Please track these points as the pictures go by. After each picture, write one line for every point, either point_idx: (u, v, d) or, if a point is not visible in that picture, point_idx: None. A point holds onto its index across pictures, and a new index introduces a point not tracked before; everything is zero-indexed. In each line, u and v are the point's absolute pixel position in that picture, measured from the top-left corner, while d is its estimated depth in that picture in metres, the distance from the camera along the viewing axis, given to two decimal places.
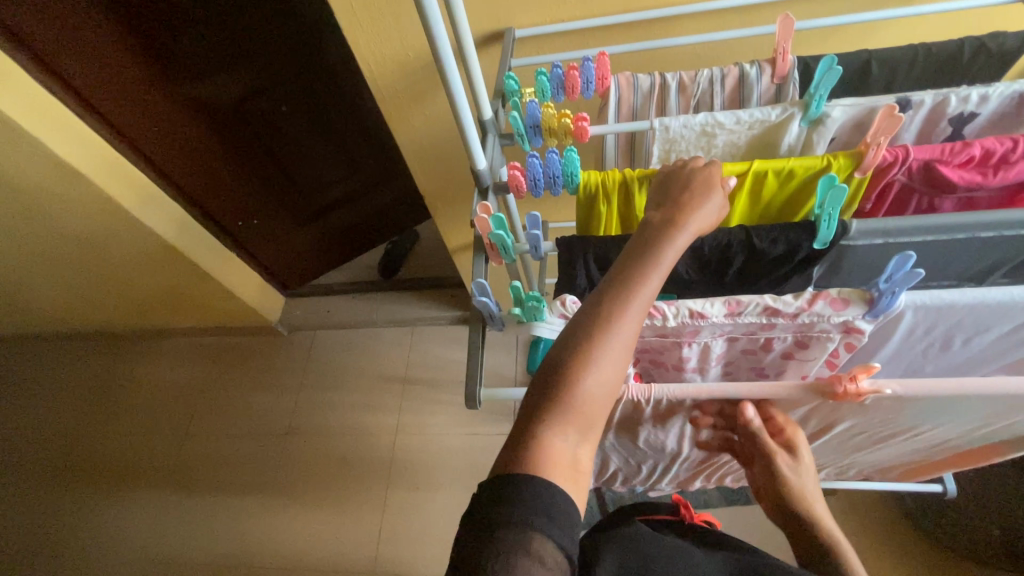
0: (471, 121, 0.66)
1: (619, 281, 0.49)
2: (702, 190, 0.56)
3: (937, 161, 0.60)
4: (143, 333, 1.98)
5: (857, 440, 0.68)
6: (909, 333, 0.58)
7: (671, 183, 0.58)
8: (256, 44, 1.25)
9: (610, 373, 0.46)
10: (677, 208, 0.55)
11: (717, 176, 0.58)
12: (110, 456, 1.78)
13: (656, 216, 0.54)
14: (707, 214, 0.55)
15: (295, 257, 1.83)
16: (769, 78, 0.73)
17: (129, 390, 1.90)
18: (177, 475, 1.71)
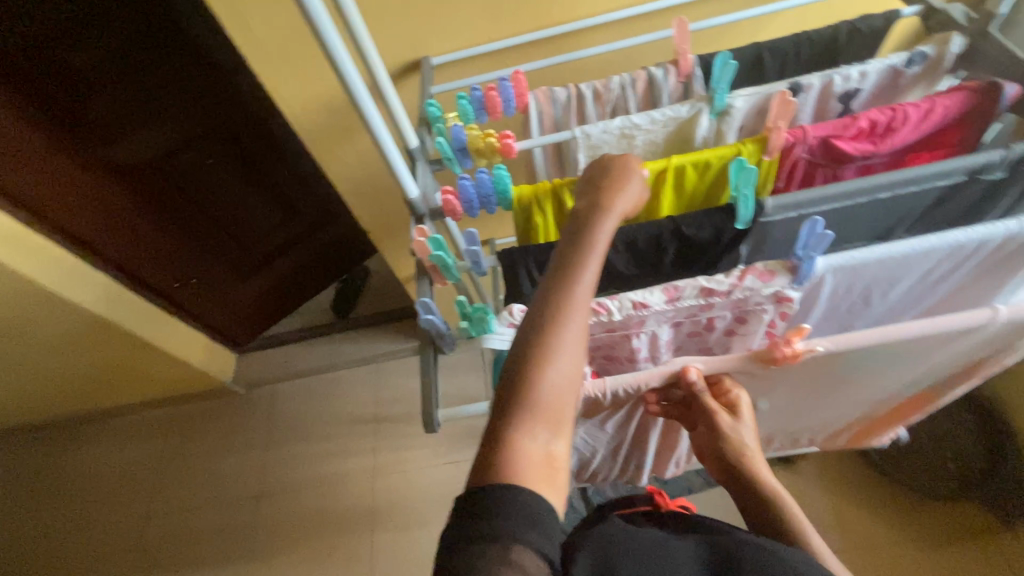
0: (395, 152, 0.67)
1: (561, 271, 0.51)
2: (623, 174, 0.59)
3: (832, 136, 0.65)
4: (78, 419, 1.84)
5: (807, 404, 0.72)
6: (834, 296, 0.62)
7: (592, 172, 0.60)
8: (173, 95, 1.22)
9: (568, 362, 0.47)
10: (601, 194, 0.57)
11: (633, 158, 0.61)
12: (53, 559, 1.63)
13: (583, 205, 0.57)
14: (630, 195, 0.58)
15: (241, 311, 1.75)
16: (675, 77, 0.78)
17: (68, 483, 1.76)
18: (135, 564, 1.58)
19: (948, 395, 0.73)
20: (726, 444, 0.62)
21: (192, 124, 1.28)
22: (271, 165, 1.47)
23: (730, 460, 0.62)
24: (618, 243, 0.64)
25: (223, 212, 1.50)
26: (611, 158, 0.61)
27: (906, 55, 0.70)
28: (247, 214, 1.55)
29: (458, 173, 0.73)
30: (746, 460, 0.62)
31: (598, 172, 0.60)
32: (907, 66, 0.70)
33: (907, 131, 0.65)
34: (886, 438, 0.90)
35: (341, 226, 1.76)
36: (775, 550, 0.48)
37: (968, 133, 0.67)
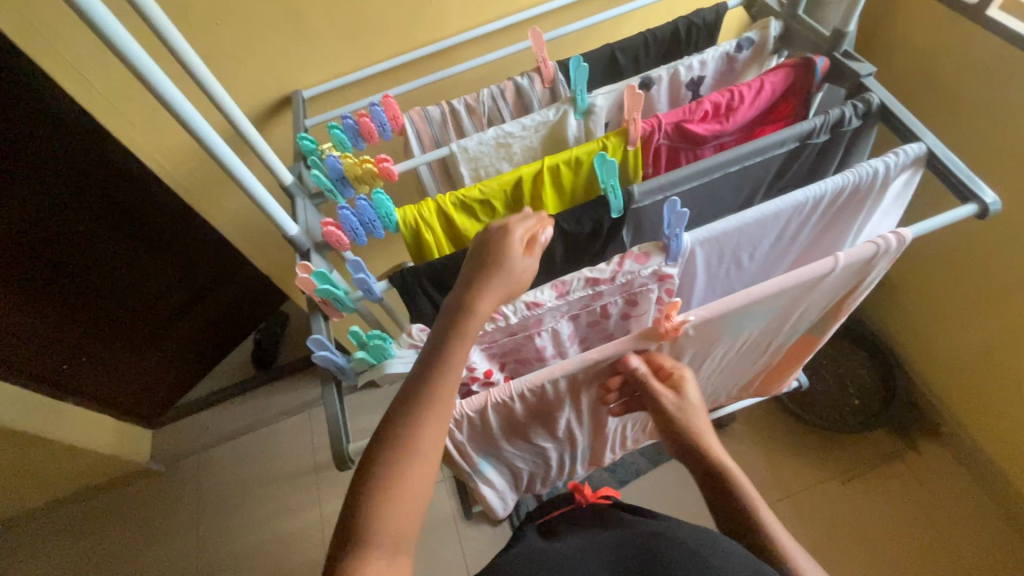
0: (268, 196, 0.63)
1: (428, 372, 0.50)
2: (500, 258, 0.55)
3: (683, 121, 0.71)
4: None
5: (709, 370, 0.77)
6: (709, 266, 0.67)
7: (475, 249, 0.56)
8: (28, 158, 1.08)
9: (416, 482, 0.46)
10: (474, 286, 0.54)
11: (516, 232, 0.56)
12: None
13: (457, 298, 0.53)
14: (508, 282, 0.55)
15: (140, 382, 1.59)
16: (540, 84, 0.81)
17: None
18: None
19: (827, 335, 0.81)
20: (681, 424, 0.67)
21: (56, 187, 1.14)
22: (163, 227, 1.36)
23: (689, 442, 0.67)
24: None
25: (113, 288, 1.35)
26: (492, 233, 0.56)
27: (735, 42, 0.77)
28: (142, 280, 1.40)
29: (340, 202, 0.72)
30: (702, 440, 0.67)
31: (475, 254, 0.56)
32: (738, 51, 0.78)
33: (746, 108, 0.72)
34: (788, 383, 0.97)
35: (248, 274, 1.65)
36: (658, 531, 0.61)
37: (797, 103, 0.75)
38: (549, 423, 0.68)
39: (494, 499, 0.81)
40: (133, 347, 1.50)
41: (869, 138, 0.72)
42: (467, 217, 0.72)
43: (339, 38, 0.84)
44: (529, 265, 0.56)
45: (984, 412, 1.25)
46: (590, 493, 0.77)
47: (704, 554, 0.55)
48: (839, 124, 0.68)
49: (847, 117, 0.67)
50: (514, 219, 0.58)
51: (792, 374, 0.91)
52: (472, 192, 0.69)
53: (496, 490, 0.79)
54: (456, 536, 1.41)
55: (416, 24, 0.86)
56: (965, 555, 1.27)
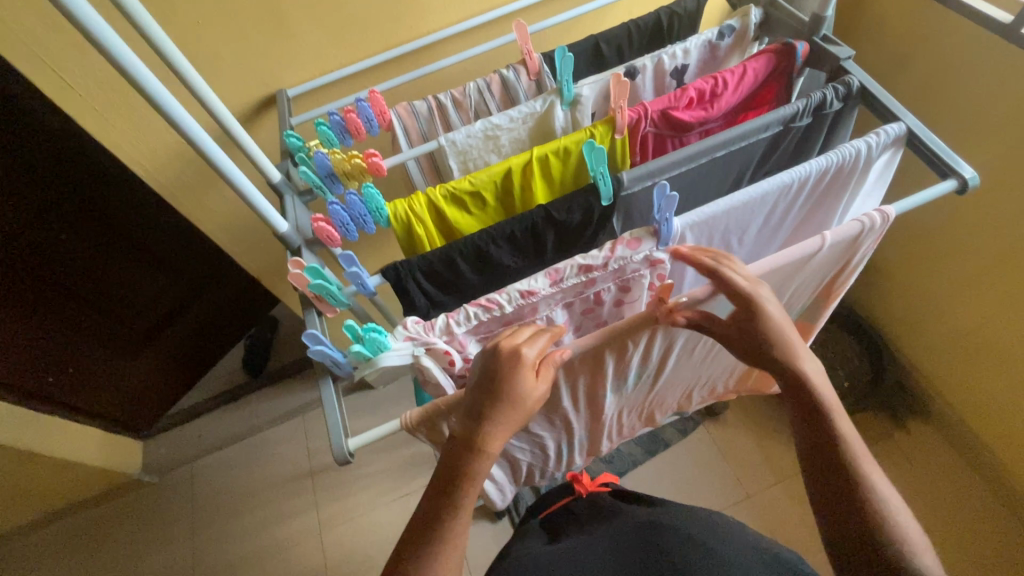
0: (259, 194, 0.62)
1: (452, 494, 0.52)
2: (513, 395, 0.52)
3: (669, 108, 0.72)
4: None
5: (704, 356, 0.77)
6: (699, 249, 0.68)
7: (486, 378, 0.53)
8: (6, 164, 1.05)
9: None
10: (487, 422, 0.51)
11: (527, 361, 0.53)
12: None
13: (470, 432, 0.52)
14: (522, 415, 0.52)
15: (131, 393, 1.57)
16: (526, 77, 0.82)
17: None
18: None
19: (820, 317, 0.81)
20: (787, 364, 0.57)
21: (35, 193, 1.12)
22: (149, 233, 1.35)
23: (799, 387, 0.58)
24: (498, 238, 0.65)
25: (102, 295, 1.35)
26: (503, 361, 0.53)
27: (716, 30, 0.78)
28: (131, 288, 1.40)
29: (330, 198, 0.72)
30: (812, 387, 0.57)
31: (484, 382, 0.53)
32: (720, 39, 0.79)
33: (730, 94, 0.73)
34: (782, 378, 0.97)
35: (237, 278, 1.64)
36: (657, 520, 0.65)
37: (779, 88, 0.76)
38: (545, 411, 0.68)
39: (492, 490, 0.81)
40: (123, 355, 1.48)
41: (850, 120, 0.73)
42: (457, 210, 0.72)
43: (323, 35, 0.84)
44: (543, 390, 0.54)
45: (970, 388, 1.28)
46: (589, 483, 0.79)
47: (704, 538, 0.60)
48: (821, 107, 0.69)
49: (828, 100, 0.68)
50: (523, 342, 0.54)
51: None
52: (463, 184, 0.70)
53: (494, 481, 0.80)
54: None
55: (400, 19, 0.86)
56: (958, 527, 1.30)
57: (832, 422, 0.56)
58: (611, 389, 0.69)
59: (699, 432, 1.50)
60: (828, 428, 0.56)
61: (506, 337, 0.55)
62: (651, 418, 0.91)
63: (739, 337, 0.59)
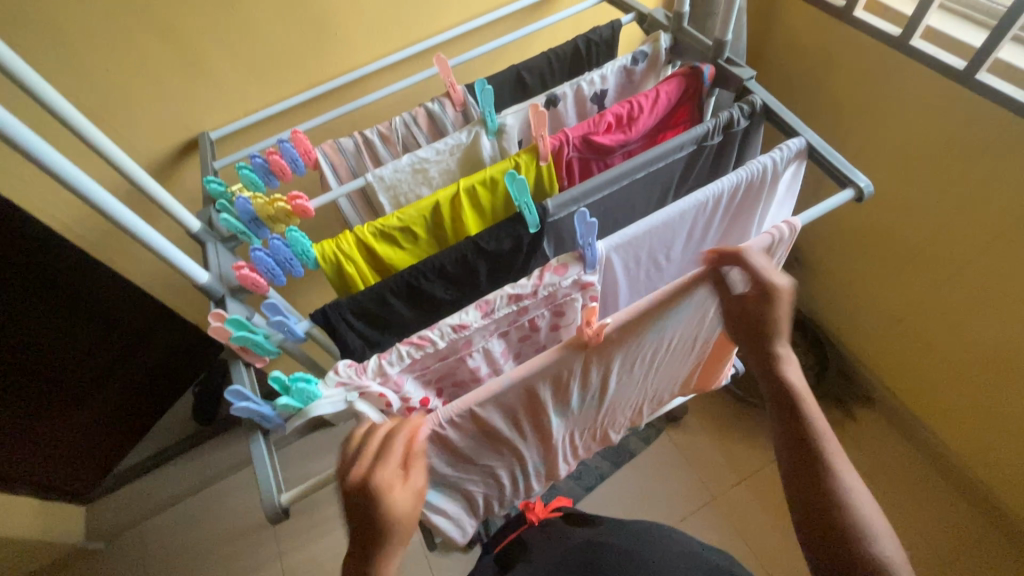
0: (172, 246, 0.59)
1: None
2: (392, 515, 0.53)
3: (590, 134, 0.74)
4: None
5: (645, 370, 0.78)
6: (627, 268, 0.70)
7: (357, 510, 0.53)
8: None
9: None
10: (379, 546, 0.54)
11: (385, 480, 0.53)
12: None
13: (368, 555, 0.55)
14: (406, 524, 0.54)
15: (63, 452, 1.42)
16: (452, 108, 0.83)
17: None
18: None
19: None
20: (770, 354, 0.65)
21: None
22: (80, 293, 1.19)
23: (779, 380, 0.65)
24: (429, 273, 0.65)
25: (28, 361, 1.21)
26: (361, 492, 0.52)
27: (630, 56, 0.82)
28: (62, 348, 1.26)
29: (255, 243, 0.70)
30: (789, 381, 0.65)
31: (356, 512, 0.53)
32: (635, 64, 0.82)
33: (647, 117, 0.76)
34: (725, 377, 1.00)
35: (181, 326, 1.45)
36: (598, 541, 0.70)
37: (693, 108, 0.80)
38: (491, 444, 0.68)
39: (450, 527, 0.79)
40: (57, 419, 1.35)
41: (758, 136, 0.77)
42: (388, 246, 0.71)
43: (244, 78, 0.83)
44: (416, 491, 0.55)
45: (906, 373, 1.36)
46: (541, 509, 0.82)
47: (643, 554, 0.66)
48: (730, 125, 0.72)
49: (735, 119, 0.72)
50: (371, 463, 0.53)
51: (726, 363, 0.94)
52: (391, 220, 0.69)
53: (450, 519, 0.78)
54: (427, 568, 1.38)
55: (323, 57, 0.86)
56: (905, 508, 1.37)
57: (805, 413, 0.64)
58: (554, 414, 0.69)
59: (661, 438, 1.52)
60: (800, 419, 0.63)
61: (354, 464, 0.54)
62: (604, 435, 0.92)
63: (743, 320, 0.66)
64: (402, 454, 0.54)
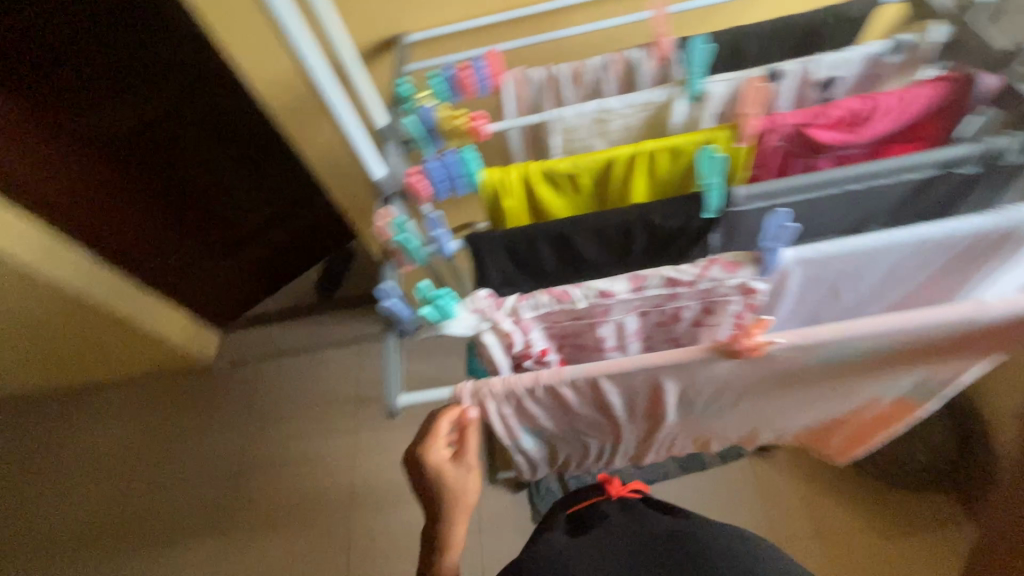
0: (363, 134, 0.64)
1: (435, 547, 0.65)
2: (446, 490, 0.59)
3: (808, 125, 0.65)
4: (50, 396, 1.83)
5: (783, 401, 0.71)
6: (801, 286, 0.62)
7: (419, 478, 0.60)
8: (147, 63, 1.16)
9: None
10: (435, 511, 0.62)
11: (441, 462, 0.58)
12: (19, 535, 1.62)
13: (428, 512, 0.63)
14: (459, 496, 0.60)
15: (222, 291, 1.75)
16: (653, 60, 0.76)
17: (37, 462, 1.74)
18: (107, 540, 1.58)
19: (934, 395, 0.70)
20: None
21: (169, 92, 1.23)
22: (250, 147, 1.46)
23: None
24: (587, 229, 0.63)
25: (202, 195, 1.49)
26: (420, 466, 0.58)
27: (885, 44, 0.68)
28: (228, 193, 1.54)
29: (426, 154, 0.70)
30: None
31: (416, 475, 0.60)
32: (886, 55, 0.69)
33: (883, 121, 0.65)
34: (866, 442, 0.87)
35: (315, 211, 1.75)
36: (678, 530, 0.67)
37: (938, 125, 0.68)
38: (596, 414, 0.66)
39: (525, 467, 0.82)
40: (206, 251, 1.63)
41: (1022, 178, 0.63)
42: (550, 190, 0.69)
43: None
44: (467, 471, 0.60)
45: None
46: (619, 487, 0.78)
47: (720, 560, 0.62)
48: (994, 157, 0.59)
49: (1007, 150, 0.58)
50: (427, 444, 0.58)
51: (879, 433, 0.81)
52: (562, 164, 0.67)
53: (529, 460, 0.81)
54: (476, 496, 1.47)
55: None
56: None
57: None
58: (672, 408, 0.66)
59: (742, 464, 1.43)
60: None
61: (416, 437, 0.59)
62: (702, 443, 0.87)
63: None
64: (444, 428, 0.57)
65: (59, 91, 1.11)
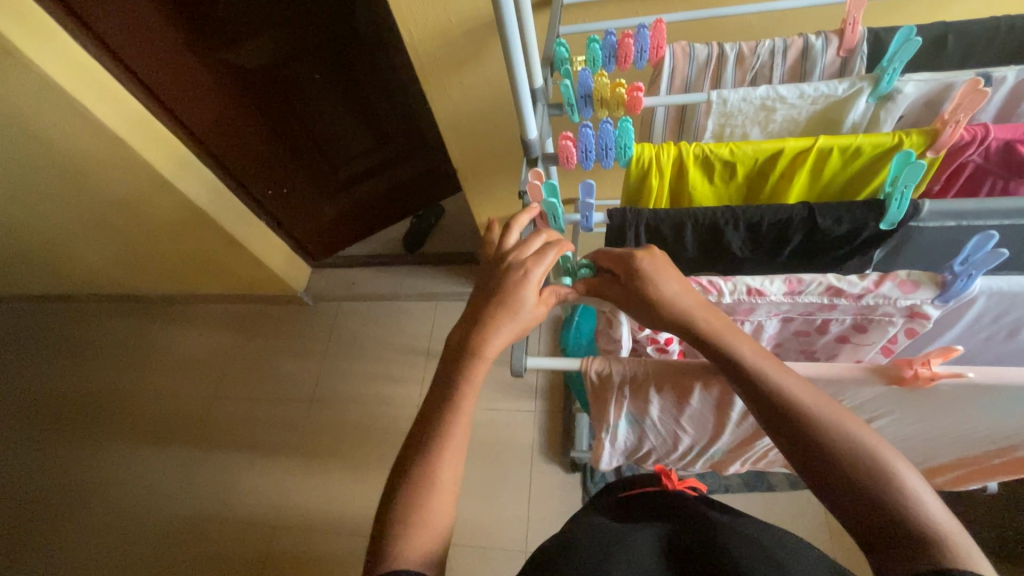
0: (526, 90, 0.64)
1: (447, 399, 0.57)
2: (516, 295, 0.57)
3: (1019, 142, 0.57)
4: (161, 300, 2.02)
5: (913, 437, 0.64)
6: (975, 319, 0.56)
7: (494, 281, 0.59)
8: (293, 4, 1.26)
9: (455, 453, 0.56)
10: (488, 335, 0.56)
11: (536, 280, 0.57)
12: (122, 415, 1.82)
13: (470, 337, 0.57)
14: (522, 315, 0.57)
15: (322, 230, 1.86)
16: (835, 50, 0.70)
17: (144, 355, 1.93)
18: (193, 437, 1.74)
19: None
20: (770, 395, 0.48)
21: (309, 36, 1.33)
22: (368, 94, 1.55)
23: (800, 458, 0.47)
24: (742, 222, 0.59)
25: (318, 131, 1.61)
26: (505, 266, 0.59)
27: None
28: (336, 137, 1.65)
29: (576, 121, 0.69)
30: (880, 464, 0.44)
31: (496, 286, 0.58)
32: None
33: None
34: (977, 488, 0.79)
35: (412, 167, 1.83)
36: (723, 521, 0.57)
37: None
38: (709, 413, 0.65)
39: (609, 456, 0.82)
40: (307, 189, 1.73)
41: None
42: (700, 175, 0.66)
43: None
44: (544, 308, 0.58)
45: None
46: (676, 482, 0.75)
47: (777, 553, 0.51)
48: None
49: None
50: (534, 257, 0.58)
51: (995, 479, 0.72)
52: (722, 150, 0.62)
53: (615, 447, 0.80)
54: (529, 466, 1.50)
55: None
56: None
57: None
58: None
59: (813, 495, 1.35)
60: None
61: (518, 250, 0.59)
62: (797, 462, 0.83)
63: None
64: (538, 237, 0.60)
65: (219, 20, 1.24)
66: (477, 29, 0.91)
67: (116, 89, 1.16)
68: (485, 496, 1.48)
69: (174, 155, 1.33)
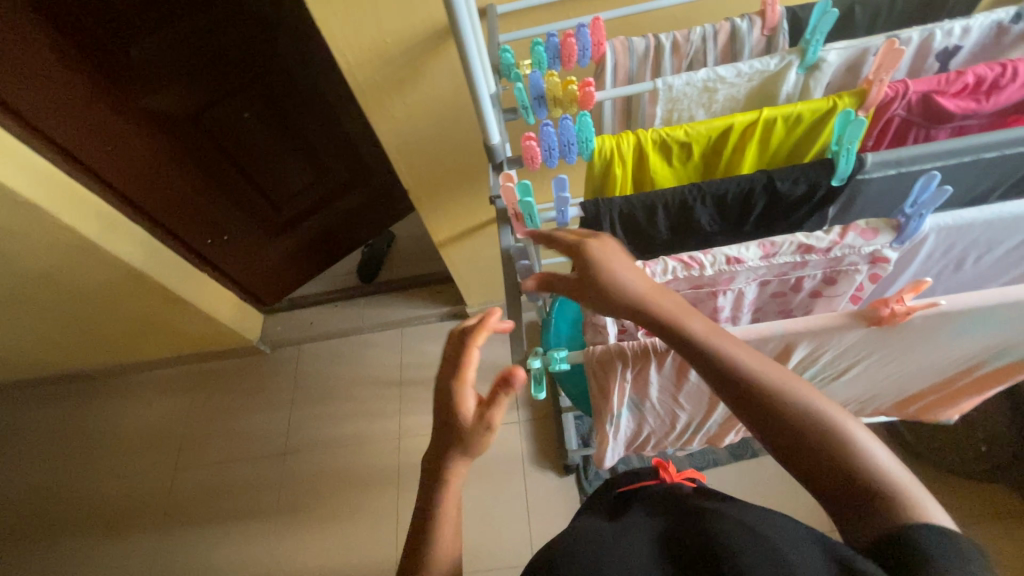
0: (486, 100, 0.70)
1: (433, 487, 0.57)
2: (458, 404, 0.57)
3: (935, 92, 0.63)
4: (100, 375, 1.86)
5: (890, 371, 0.68)
6: (928, 255, 0.61)
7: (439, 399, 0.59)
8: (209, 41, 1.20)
9: (447, 538, 0.55)
10: (448, 443, 0.58)
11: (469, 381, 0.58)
12: (71, 507, 1.65)
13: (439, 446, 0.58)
14: (472, 419, 0.57)
15: (272, 275, 1.78)
16: (760, 30, 0.74)
17: (88, 438, 1.77)
18: (157, 515, 1.60)
19: None
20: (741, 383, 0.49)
21: (232, 74, 1.29)
22: (304, 128, 1.50)
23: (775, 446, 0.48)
24: (709, 196, 0.61)
25: (258, 172, 1.54)
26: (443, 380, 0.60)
27: (1014, 11, 0.66)
28: (275, 177, 1.58)
29: (533, 122, 0.70)
30: (830, 424, 0.46)
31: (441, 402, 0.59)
32: (1013, 22, 0.67)
33: (1014, 89, 0.63)
34: (951, 414, 0.84)
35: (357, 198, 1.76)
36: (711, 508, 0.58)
37: None
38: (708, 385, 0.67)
39: (610, 447, 0.82)
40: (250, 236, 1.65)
41: None
42: (659, 160, 0.69)
43: None
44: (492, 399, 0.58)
45: None
46: (675, 473, 0.73)
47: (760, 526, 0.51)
48: None
49: None
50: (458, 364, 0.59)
51: (963, 400, 0.78)
52: (677, 133, 0.65)
53: (616, 438, 0.81)
54: (522, 477, 1.48)
55: None
56: None
57: None
58: None
59: None
60: None
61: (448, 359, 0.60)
62: None
63: None
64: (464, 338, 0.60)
65: (131, 68, 1.16)
66: (413, 46, 0.91)
67: (19, 149, 1.07)
68: (482, 516, 1.44)
69: (97, 216, 1.23)
